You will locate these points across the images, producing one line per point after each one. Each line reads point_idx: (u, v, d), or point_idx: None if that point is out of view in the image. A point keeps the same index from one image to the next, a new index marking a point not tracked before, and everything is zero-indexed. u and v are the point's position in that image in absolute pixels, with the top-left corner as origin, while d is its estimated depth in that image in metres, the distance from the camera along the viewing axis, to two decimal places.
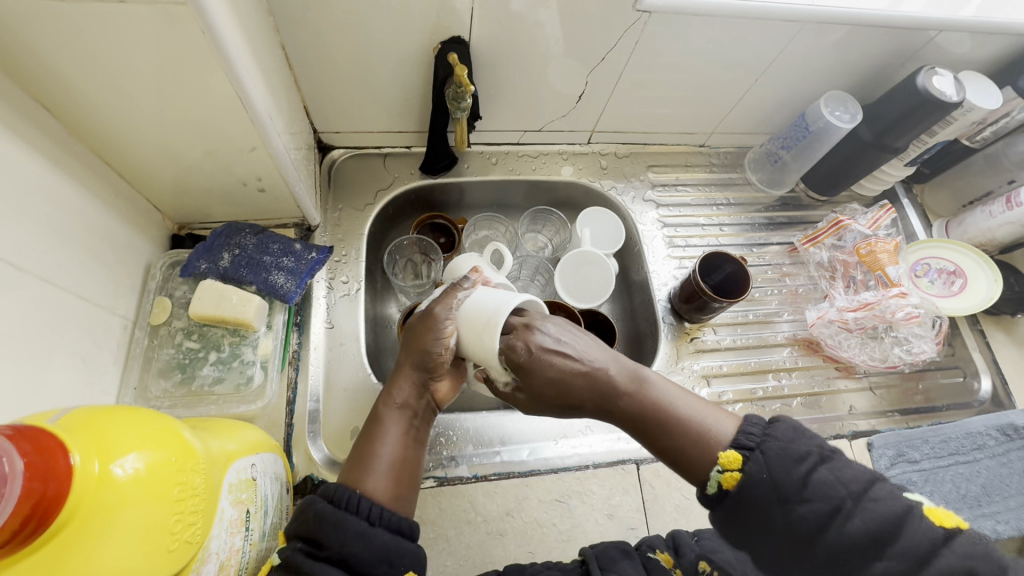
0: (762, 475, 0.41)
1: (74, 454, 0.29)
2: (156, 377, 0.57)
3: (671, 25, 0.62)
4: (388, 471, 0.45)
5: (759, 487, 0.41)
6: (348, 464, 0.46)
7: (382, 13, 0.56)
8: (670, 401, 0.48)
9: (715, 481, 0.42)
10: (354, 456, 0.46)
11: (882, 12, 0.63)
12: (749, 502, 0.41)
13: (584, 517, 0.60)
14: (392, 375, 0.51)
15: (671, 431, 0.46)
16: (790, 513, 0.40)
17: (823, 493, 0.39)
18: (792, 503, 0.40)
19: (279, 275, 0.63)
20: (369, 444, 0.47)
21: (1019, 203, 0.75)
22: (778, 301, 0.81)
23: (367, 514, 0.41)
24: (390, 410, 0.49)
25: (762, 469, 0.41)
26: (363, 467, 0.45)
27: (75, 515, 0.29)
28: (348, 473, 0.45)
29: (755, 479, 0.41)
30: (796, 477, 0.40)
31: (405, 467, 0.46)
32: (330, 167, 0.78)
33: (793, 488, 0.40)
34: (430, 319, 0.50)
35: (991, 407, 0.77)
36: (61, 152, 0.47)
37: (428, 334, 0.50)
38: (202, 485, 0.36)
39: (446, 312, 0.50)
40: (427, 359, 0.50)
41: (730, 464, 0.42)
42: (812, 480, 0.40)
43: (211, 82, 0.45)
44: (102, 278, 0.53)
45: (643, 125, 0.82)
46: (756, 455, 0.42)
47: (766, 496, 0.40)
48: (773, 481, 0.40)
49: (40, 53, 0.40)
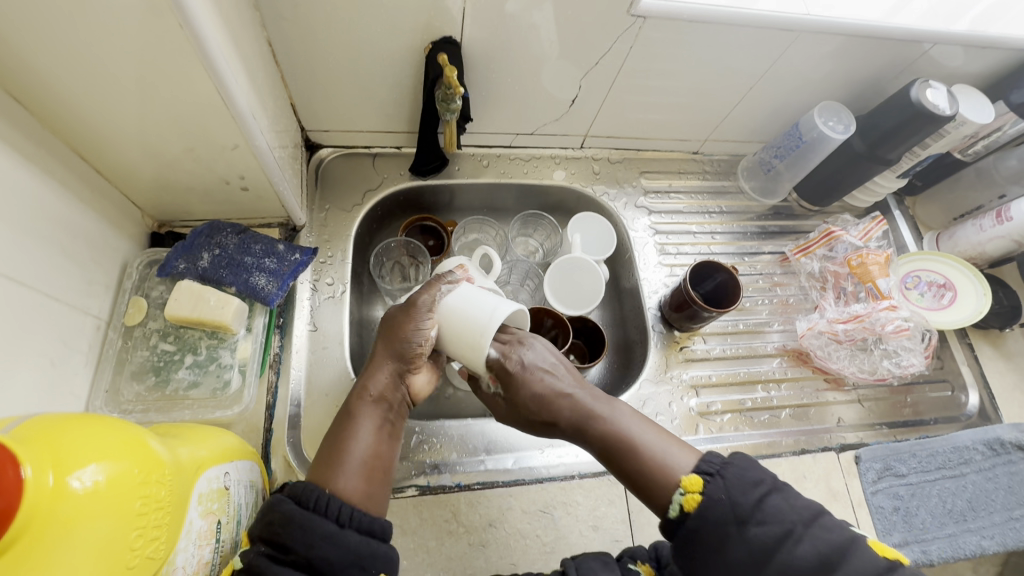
0: (721, 495, 0.42)
1: (25, 466, 0.28)
2: (129, 380, 0.55)
3: (666, 31, 0.61)
4: (360, 468, 0.44)
5: (718, 508, 0.41)
6: (317, 462, 0.44)
7: (372, 10, 0.55)
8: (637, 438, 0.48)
9: (677, 503, 0.43)
10: (324, 453, 0.45)
11: (878, 24, 0.63)
12: (706, 526, 0.41)
13: (568, 529, 0.59)
14: (368, 367, 0.50)
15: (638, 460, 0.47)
16: (746, 536, 0.40)
17: (775, 516, 0.41)
18: (746, 524, 0.41)
19: (260, 276, 0.62)
20: (341, 440, 0.45)
21: (1010, 218, 0.75)
22: (769, 311, 0.81)
23: (337, 514, 0.40)
24: (366, 405, 0.48)
25: (721, 491, 0.42)
26: (336, 464, 0.43)
27: (26, 531, 0.27)
28: (317, 471, 0.43)
29: (714, 499, 0.42)
30: (752, 499, 0.41)
31: (379, 465, 0.45)
32: (317, 166, 0.76)
33: (748, 509, 0.41)
34: (411, 307, 0.49)
35: (978, 421, 0.76)
36: (34, 146, 0.46)
37: (410, 323, 0.49)
38: (167, 496, 0.34)
39: (429, 302, 0.49)
40: (406, 349, 0.49)
41: (690, 486, 0.43)
42: (766, 503, 0.41)
43: (192, 77, 0.44)
44: (75, 277, 0.51)
45: (637, 131, 0.82)
46: (716, 479, 0.43)
47: (723, 517, 0.41)
48: (730, 502, 0.41)
49: (9, 44, 0.38)
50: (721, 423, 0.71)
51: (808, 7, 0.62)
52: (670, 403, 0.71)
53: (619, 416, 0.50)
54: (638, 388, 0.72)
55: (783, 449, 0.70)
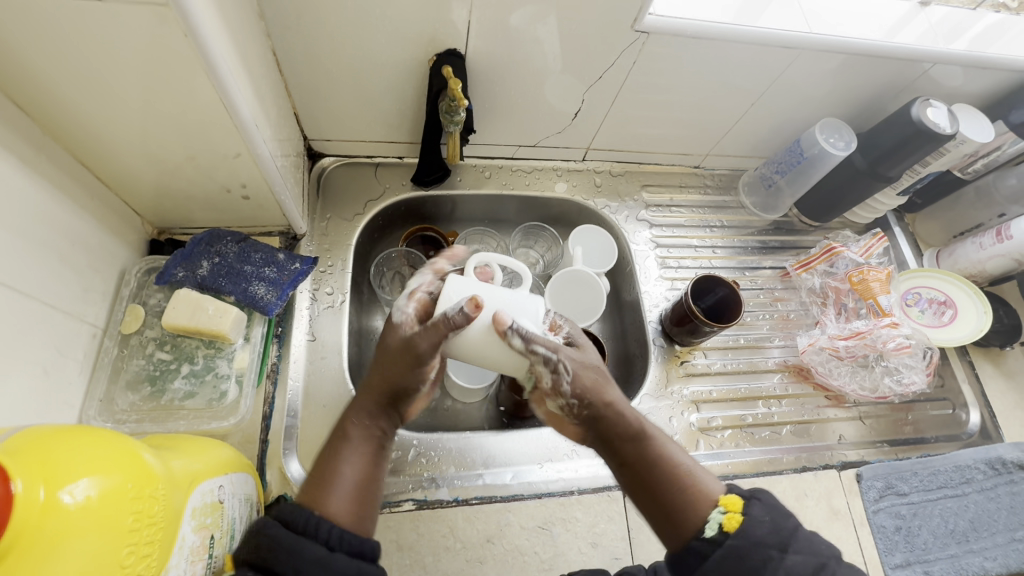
0: (763, 517, 0.41)
1: (17, 480, 0.27)
2: (124, 390, 0.54)
3: (670, 47, 0.61)
4: (351, 491, 0.42)
5: (761, 528, 0.40)
6: (307, 485, 0.42)
7: (378, 22, 0.56)
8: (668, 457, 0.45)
9: (716, 522, 0.41)
10: (314, 475, 0.43)
11: (878, 43, 0.64)
12: (749, 546, 0.39)
13: (567, 546, 0.58)
14: (359, 394, 0.48)
15: (671, 481, 0.43)
16: (783, 564, 0.39)
17: (809, 548, 0.40)
18: (784, 551, 0.40)
19: (260, 285, 0.61)
20: (333, 463, 0.43)
21: (1009, 236, 0.75)
22: (769, 326, 0.81)
23: (326, 539, 0.38)
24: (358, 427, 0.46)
25: (763, 512, 0.41)
26: (324, 486, 0.42)
27: (14, 548, 0.26)
28: (307, 494, 0.41)
29: (756, 520, 0.41)
30: (790, 526, 0.41)
31: (370, 488, 0.43)
32: (319, 174, 0.76)
33: (787, 536, 0.40)
34: (409, 351, 0.46)
35: (980, 440, 0.76)
36: (35, 152, 0.45)
37: (410, 364, 0.46)
38: (161, 511, 0.34)
39: (429, 351, 0.46)
40: (400, 386, 0.47)
41: (732, 506, 0.41)
42: (802, 533, 0.41)
43: (196, 86, 0.44)
44: (72, 284, 0.50)
45: (639, 145, 0.82)
46: (755, 501, 0.42)
47: (767, 539, 0.40)
48: (773, 526, 0.41)
49: (14, 51, 0.38)
50: (722, 439, 0.71)
51: (810, 26, 0.62)
52: (671, 418, 0.71)
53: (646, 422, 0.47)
54: (638, 403, 0.71)
55: (783, 466, 0.69)
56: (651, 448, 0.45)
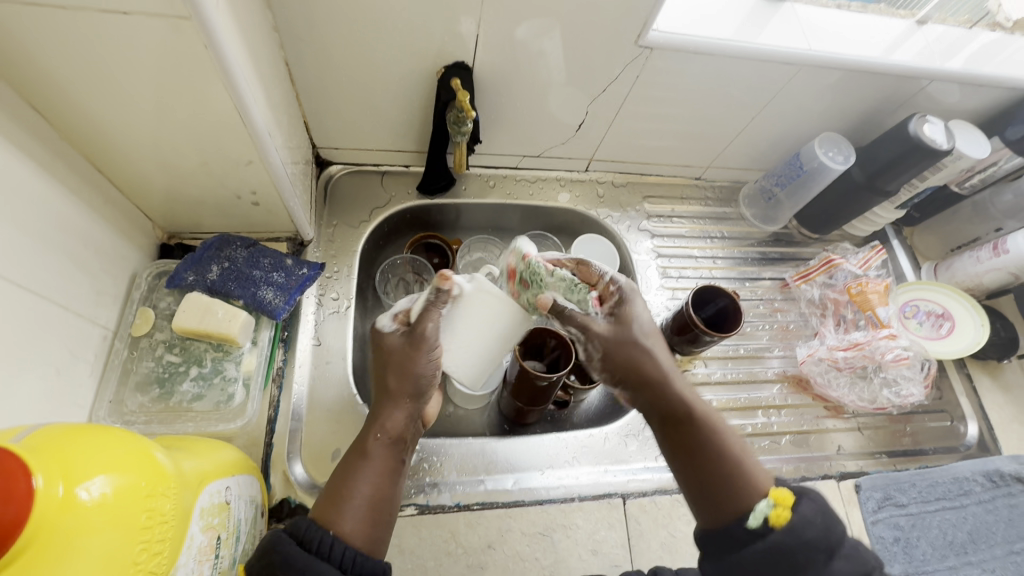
0: (814, 518, 0.40)
1: (38, 475, 0.28)
2: (133, 391, 0.55)
3: (672, 61, 0.63)
4: (365, 510, 0.43)
5: (813, 529, 0.39)
6: (322, 502, 0.43)
7: (388, 35, 0.57)
8: (715, 438, 0.45)
9: (763, 514, 0.40)
10: (329, 492, 0.44)
11: (876, 60, 0.65)
12: (796, 546, 0.38)
13: (567, 552, 0.59)
14: (380, 404, 0.49)
15: (715, 462, 0.44)
16: (829, 568, 0.38)
17: (856, 556, 0.39)
18: (832, 555, 0.38)
19: (268, 290, 0.62)
20: (348, 480, 0.44)
21: (1006, 250, 0.76)
22: (769, 336, 0.81)
23: (340, 561, 0.39)
24: (377, 443, 0.46)
25: (815, 513, 0.40)
26: (339, 504, 0.42)
27: (33, 542, 0.27)
28: (322, 510, 0.42)
29: (806, 520, 0.39)
30: (840, 532, 0.40)
31: (385, 506, 0.44)
32: (327, 182, 0.77)
33: (837, 541, 0.39)
34: (417, 339, 0.49)
35: (978, 452, 0.76)
36: (53, 158, 0.47)
37: (422, 355, 0.49)
38: (172, 510, 0.34)
39: (437, 333, 0.50)
40: (418, 385, 0.49)
41: (782, 500, 0.41)
42: (849, 540, 0.40)
43: (212, 94, 0.45)
44: (85, 287, 0.51)
45: (642, 156, 0.83)
46: (807, 500, 0.41)
47: (816, 542, 0.39)
48: (823, 529, 0.39)
49: (39, 60, 0.40)
50: None
51: (809, 43, 0.64)
52: None
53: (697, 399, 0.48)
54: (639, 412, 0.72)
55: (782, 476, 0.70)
56: (702, 424, 0.46)
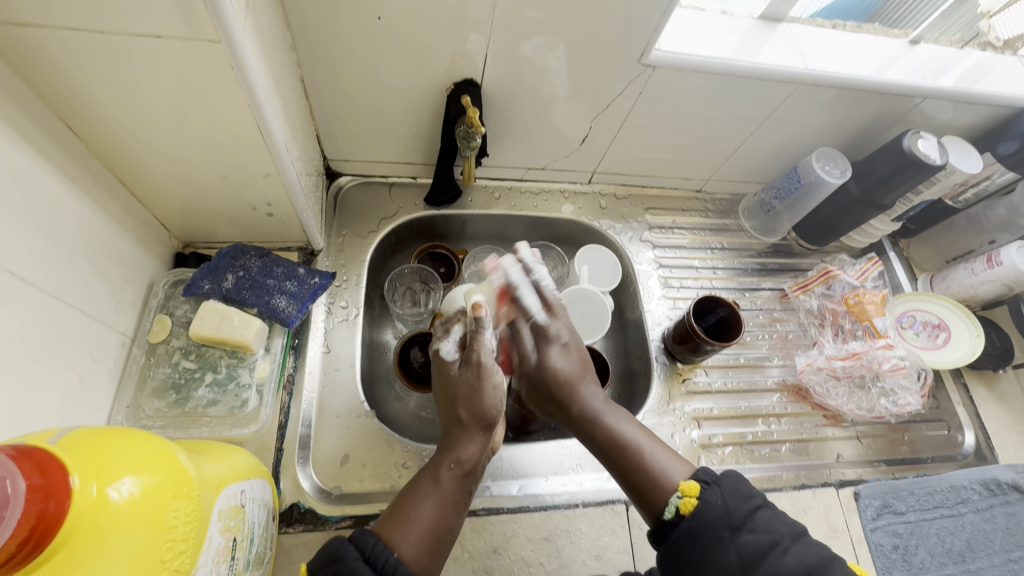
0: (717, 502, 0.45)
1: (74, 475, 0.30)
2: (150, 397, 0.56)
3: (674, 79, 0.65)
4: (426, 536, 0.46)
5: (714, 512, 0.45)
6: (385, 517, 0.47)
7: (400, 53, 0.59)
8: (635, 444, 0.52)
9: (674, 506, 0.46)
10: (394, 513, 0.47)
11: (869, 78, 0.67)
12: (700, 529, 0.44)
13: (571, 557, 0.60)
14: (456, 434, 0.53)
15: (636, 467, 0.51)
16: (736, 541, 0.44)
17: (766, 526, 0.44)
18: (738, 530, 0.44)
19: (281, 298, 0.64)
20: (413, 503, 0.48)
21: (1000, 262, 0.78)
22: (768, 346, 0.83)
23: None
24: (446, 471, 0.50)
25: (718, 497, 0.46)
26: (401, 525, 0.46)
27: (70, 539, 0.28)
28: (384, 526, 0.46)
29: (709, 504, 0.45)
30: (745, 508, 0.45)
31: (442, 534, 0.47)
32: (336, 193, 0.79)
33: (741, 517, 0.44)
34: (478, 367, 0.54)
35: (975, 461, 0.78)
36: (80, 171, 0.49)
37: (484, 388, 0.54)
38: (195, 511, 0.36)
39: (491, 360, 0.55)
40: (484, 414, 0.53)
41: (688, 490, 0.46)
42: (758, 515, 0.45)
43: (233, 111, 0.47)
44: (106, 294, 0.53)
45: (643, 170, 0.85)
46: (713, 486, 0.46)
47: (718, 521, 0.44)
48: (726, 509, 0.45)
49: (75, 79, 0.42)
50: (722, 456, 0.72)
51: (806, 62, 0.66)
52: (672, 434, 0.73)
53: (619, 422, 0.55)
54: (640, 420, 0.73)
55: (783, 483, 0.71)
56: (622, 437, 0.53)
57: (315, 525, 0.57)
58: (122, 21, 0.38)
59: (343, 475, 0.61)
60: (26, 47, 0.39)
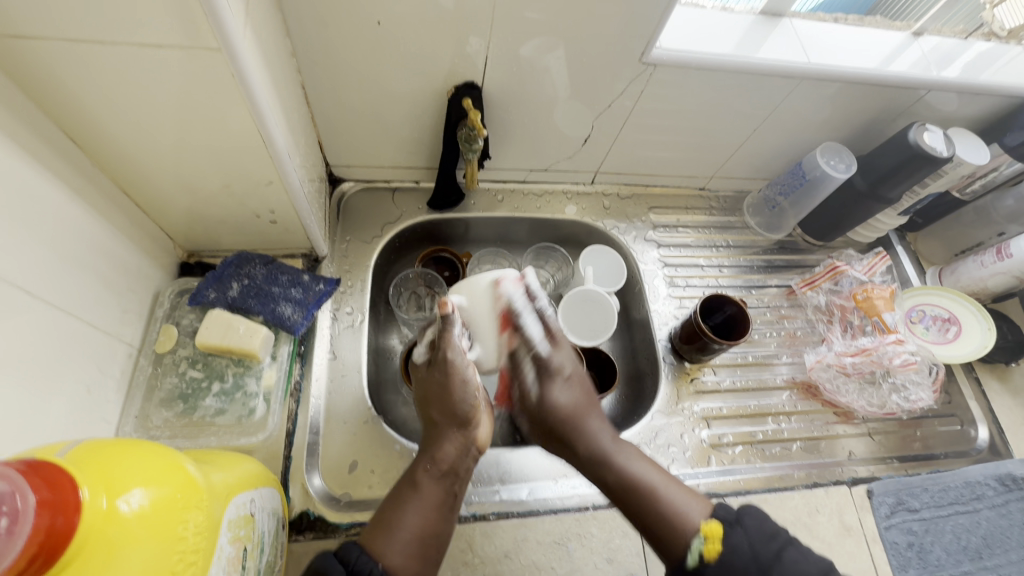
0: (742, 543, 0.46)
1: (82, 488, 0.30)
2: (158, 407, 0.56)
3: (675, 77, 0.65)
4: (412, 544, 0.47)
5: (740, 556, 0.46)
6: (369, 529, 0.48)
7: (400, 57, 0.59)
8: (651, 484, 0.53)
9: (698, 552, 0.47)
10: (378, 520, 0.48)
11: (872, 72, 0.67)
12: (728, 573, 0.45)
13: (582, 561, 0.59)
14: (433, 436, 0.54)
15: (652, 508, 0.51)
16: None
17: (794, 569, 0.45)
18: (767, 573, 0.45)
19: (286, 305, 0.64)
20: (396, 510, 0.49)
21: (1010, 254, 0.77)
22: (777, 343, 0.82)
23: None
24: (424, 476, 0.51)
25: (743, 539, 0.47)
26: (385, 534, 0.47)
27: (80, 552, 0.28)
28: (370, 536, 0.47)
29: (735, 547, 0.46)
30: (771, 550, 0.46)
31: (428, 538, 0.48)
32: (339, 199, 0.79)
33: (768, 559, 0.45)
34: (445, 365, 0.53)
35: (989, 456, 0.77)
36: (84, 183, 0.49)
37: (450, 388, 0.53)
38: (204, 521, 0.36)
39: (460, 355, 0.54)
40: (457, 412, 0.54)
41: (712, 535, 0.47)
42: (784, 556, 0.45)
43: (234, 119, 0.47)
44: (112, 305, 0.53)
45: (646, 168, 0.85)
46: (737, 528, 0.47)
47: (745, 566, 0.45)
48: (752, 552, 0.46)
49: (75, 92, 0.42)
50: (733, 455, 0.72)
51: (809, 57, 0.66)
52: (682, 435, 0.72)
53: (633, 461, 0.55)
54: (649, 420, 0.73)
55: (794, 482, 0.70)
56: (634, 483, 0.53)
57: (325, 532, 0.57)
58: (123, 32, 0.38)
59: (351, 482, 0.61)
60: (27, 60, 0.39)
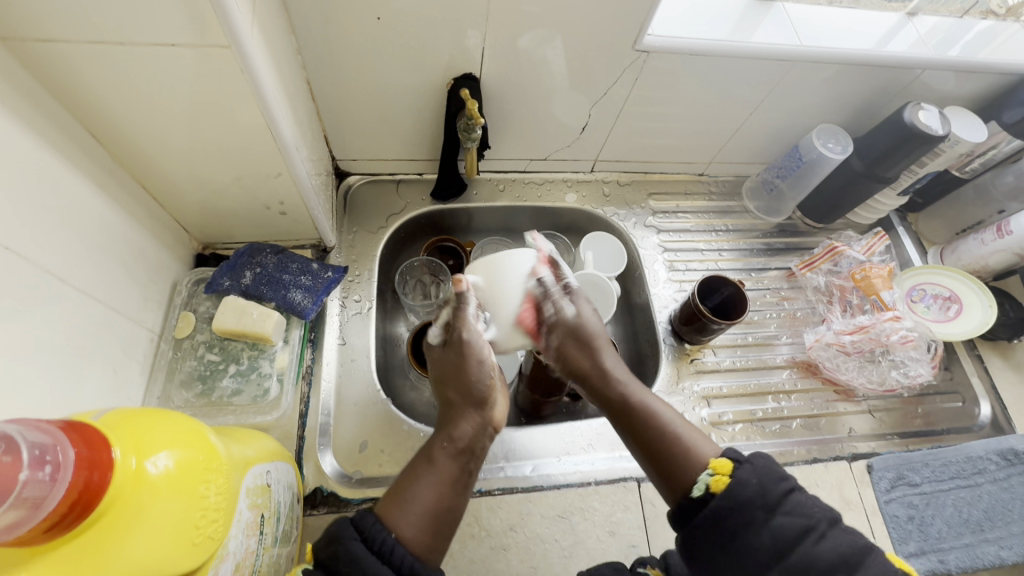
0: (751, 480, 0.45)
1: (115, 448, 0.32)
2: (179, 388, 0.60)
3: (669, 64, 0.66)
4: (426, 518, 0.46)
5: (748, 491, 0.44)
6: (384, 499, 0.48)
7: (400, 51, 0.61)
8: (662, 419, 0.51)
9: (704, 482, 0.46)
10: (393, 493, 0.48)
11: (866, 52, 0.68)
12: (733, 506, 0.44)
13: (585, 534, 0.61)
14: (448, 415, 0.53)
15: (658, 441, 0.50)
16: (771, 522, 0.43)
17: (800, 511, 0.44)
18: (772, 512, 0.43)
19: (297, 292, 0.67)
20: (410, 483, 0.48)
21: (1010, 231, 0.77)
22: (777, 324, 0.83)
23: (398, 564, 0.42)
24: (439, 453, 0.50)
25: (750, 475, 0.45)
26: (401, 505, 0.46)
27: (114, 504, 0.31)
28: (384, 507, 0.46)
29: (743, 483, 0.45)
30: (780, 490, 0.44)
31: (443, 514, 0.47)
32: (346, 192, 0.82)
33: (775, 499, 0.44)
34: (462, 345, 0.54)
35: (991, 432, 0.77)
36: (107, 178, 0.52)
37: (467, 366, 0.53)
38: (224, 484, 0.38)
39: (477, 335, 0.54)
40: (474, 391, 0.53)
41: (721, 468, 0.46)
42: (793, 497, 0.44)
43: (242, 113, 0.49)
44: (135, 294, 0.56)
45: (645, 155, 0.86)
46: (745, 465, 0.46)
47: (752, 501, 0.44)
48: (760, 488, 0.44)
49: (97, 91, 0.45)
50: (733, 433, 0.73)
51: (801, 40, 0.67)
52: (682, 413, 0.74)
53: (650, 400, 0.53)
54: None
55: (794, 458, 0.71)
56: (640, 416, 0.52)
57: (338, 507, 0.60)
58: (139, 32, 0.40)
59: (362, 460, 0.63)
60: (54, 62, 0.42)
